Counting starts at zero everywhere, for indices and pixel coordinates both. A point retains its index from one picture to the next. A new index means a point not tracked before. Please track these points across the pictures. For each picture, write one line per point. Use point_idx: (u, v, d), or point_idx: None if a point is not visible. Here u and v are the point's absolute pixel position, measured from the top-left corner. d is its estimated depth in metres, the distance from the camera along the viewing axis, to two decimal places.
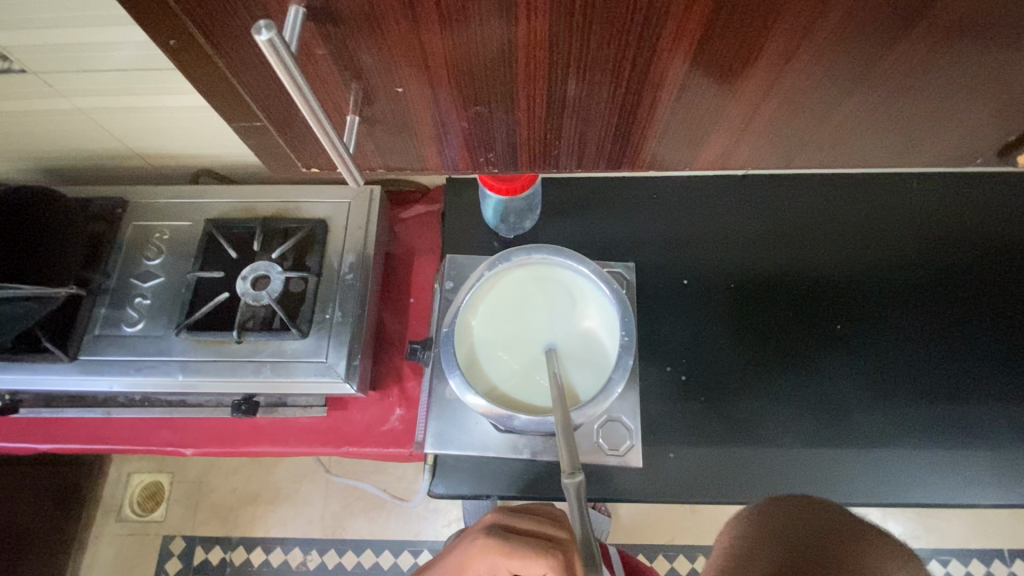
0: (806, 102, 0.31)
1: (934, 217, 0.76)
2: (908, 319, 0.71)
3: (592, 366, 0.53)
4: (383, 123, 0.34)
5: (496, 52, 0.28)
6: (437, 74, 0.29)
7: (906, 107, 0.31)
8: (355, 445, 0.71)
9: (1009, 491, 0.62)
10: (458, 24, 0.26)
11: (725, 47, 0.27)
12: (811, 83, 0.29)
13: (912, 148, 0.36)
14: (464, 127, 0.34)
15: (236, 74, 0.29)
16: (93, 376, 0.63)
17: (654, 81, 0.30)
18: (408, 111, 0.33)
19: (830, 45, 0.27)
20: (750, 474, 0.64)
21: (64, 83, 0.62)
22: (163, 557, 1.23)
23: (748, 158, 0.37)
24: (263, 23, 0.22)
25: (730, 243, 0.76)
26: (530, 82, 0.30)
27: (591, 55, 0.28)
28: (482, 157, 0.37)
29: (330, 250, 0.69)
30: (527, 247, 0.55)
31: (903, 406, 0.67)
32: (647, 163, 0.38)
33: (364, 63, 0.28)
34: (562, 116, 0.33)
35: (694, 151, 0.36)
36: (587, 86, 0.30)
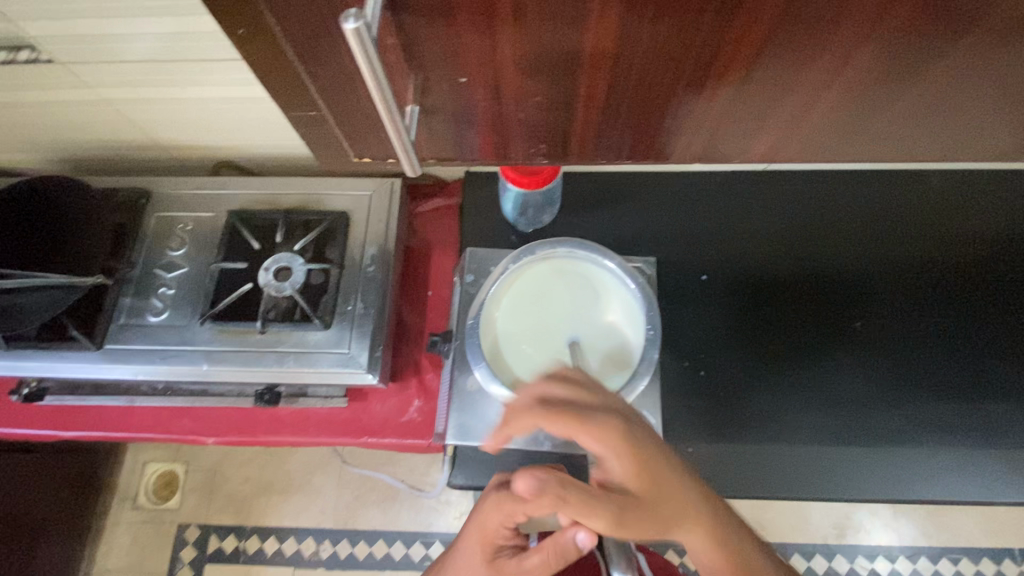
0: (859, 94, 0.31)
1: (957, 212, 0.75)
2: (931, 314, 0.71)
3: (617, 358, 0.53)
4: (437, 115, 0.34)
5: (564, 43, 0.28)
6: (501, 63, 0.29)
7: (952, 98, 0.32)
8: (375, 435, 0.72)
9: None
10: (531, 12, 0.26)
11: (793, 40, 0.27)
12: (873, 75, 0.30)
13: (950, 140, 0.36)
14: (519, 117, 0.34)
15: (302, 64, 0.30)
16: (118, 364, 0.64)
17: (716, 74, 0.30)
18: (466, 102, 0.33)
19: (897, 37, 0.27)
20: (771, 468, 0.65)
21: (91, 74, 0.62)
22: (178, 545, 1.24)
23: (788, 151, 0.37)
24: (351, 12, 0.22)
25: (749, 239, 0.76)
26: (592, 73, 0.30)
27: (658, 46, 0.28)
28: (529, 148, 0.38)
29: (351, 243, 0.70)
30: (552, 240, 0.56)
31: (927, 401, 0.67)
32: (695, 155, 0.38)
33: (430, 52, 0.29)
34: (618, 108, 0.33)
35: (735, 142, 0.36)
36: (646, 77, 0.30)
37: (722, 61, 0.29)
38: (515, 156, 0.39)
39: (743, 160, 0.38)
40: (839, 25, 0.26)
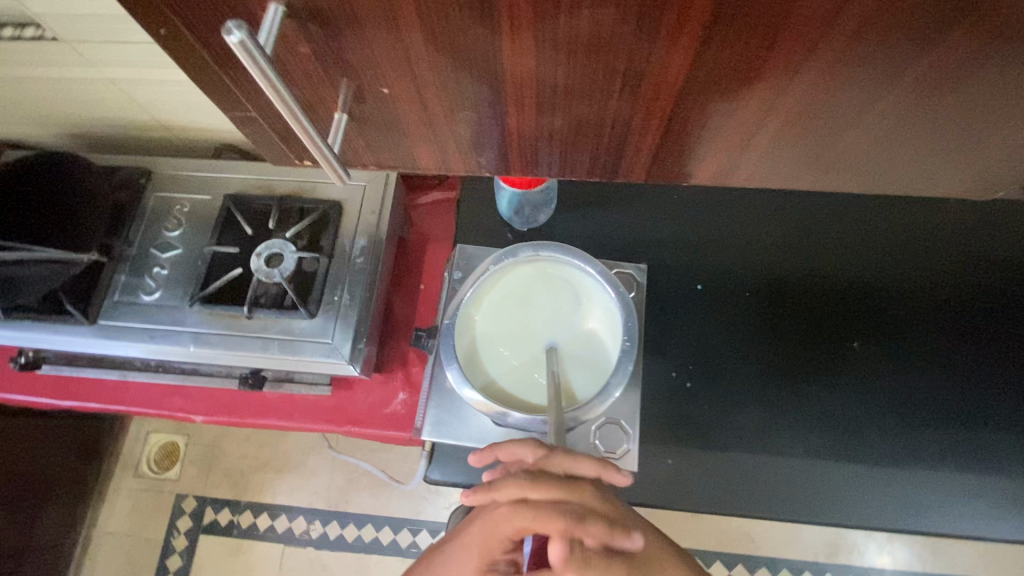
0: (811, 113, 0.30)
1: (973, 235, 0.72)
2: (932, 339, 0.68)
3: (592, 367, 0.52)
4: (369, 124, 0.36)
5: (485, 53, 0.28)
6: (420, 68, 0.30)
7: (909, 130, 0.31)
8: (358, 425, 0.73)
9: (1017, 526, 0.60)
10: (445, 21, 0.26)
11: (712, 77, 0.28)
12: (804, 113, 0.30)
13: (925, 162, 0.34)
14: (457, 122, 0.35)
15: (223, 69, 0.32)
16: (109, 340, 0.66)
17: (647, 100, 0.31)
18: (394, 113, 0.35)
19: (821, 77, 0.28)
20: (748, 485, 0.64)
21: (95, 54, 0.63)
22: (175, 514, 1.28)
23: (748, 165, 0.36)
24: (235, 25, 0.23)
25: (749, 250, 0.74)
26: (517, 88, 0.31)
27: (582, 63, 0.28)
28: (476, 151, 0.38)
29: (343, 233, 0.70)
30: (534, 243, 0.54)
31: (916, 428, 0.65)
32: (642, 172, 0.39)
33: (351, 63, 0.30)
34: (553, 126, 0.34)
35: (691, 152, 0.36)
36: (574, 94, 0.31)
37: (660, 82, 0.29)
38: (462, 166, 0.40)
39: (702, 169, 0.38)
40: (760, 68, 0.27)
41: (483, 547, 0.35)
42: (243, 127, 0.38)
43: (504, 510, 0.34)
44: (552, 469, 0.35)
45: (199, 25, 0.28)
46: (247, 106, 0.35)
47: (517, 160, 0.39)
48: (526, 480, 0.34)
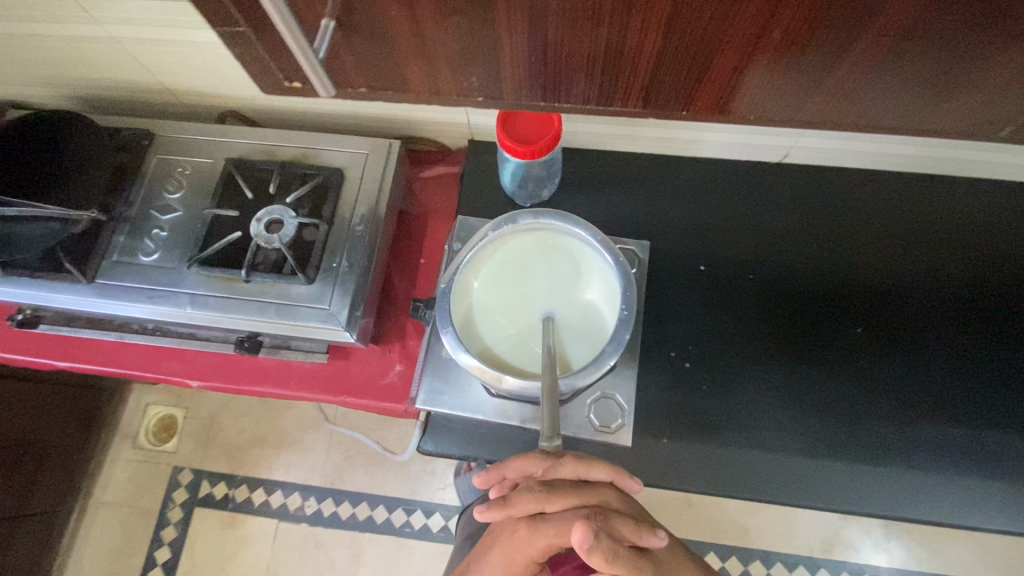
0: (817, 30, 0.29)
1: (982, 225, 0.71)
2: (937, 328, 0.67)
3: (587, 339, 0.52)
4: (358, 35, 0.33)
5: None
6: None
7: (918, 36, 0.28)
8: (354, 396, 0.73)
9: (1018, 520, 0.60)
10: None
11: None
12: (811, 16, 0.28)
13: (933, 104, 0.33)
14: (447, 39, 0.33)
15: None
16: (107, 299, 0.66)
17: (646, 14, 0.29)
18: (383, 24, 0.32)
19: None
20: (743, 468, 0.63)
21: (100, 10, 0.63)
22: (172, 486, 1.29)
23: (750, 101, 0.34)
24: None
25: (754, 234, 0.73)
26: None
27: None
28: (467, 82, 0.36)
29: (343, 201, 0.69)
30: (534, 210, 0.53)
31: (917, 417, 0.64)
32: (639, 99, 0.36)
33: None
34: (549, 40, 0.32)
35: (692, 84, 0.34)
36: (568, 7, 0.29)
37: None
38: (450, 92, 0.37)
39: (702, 108, 0.36)
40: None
41: (511, 558, 0.41)
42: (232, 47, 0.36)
43: (528, 527, 0.40)
44: (565, 479, 0.42)
45: None
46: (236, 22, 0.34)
47: (511, 95, 0.37)
48: (540, 495, 0.41)
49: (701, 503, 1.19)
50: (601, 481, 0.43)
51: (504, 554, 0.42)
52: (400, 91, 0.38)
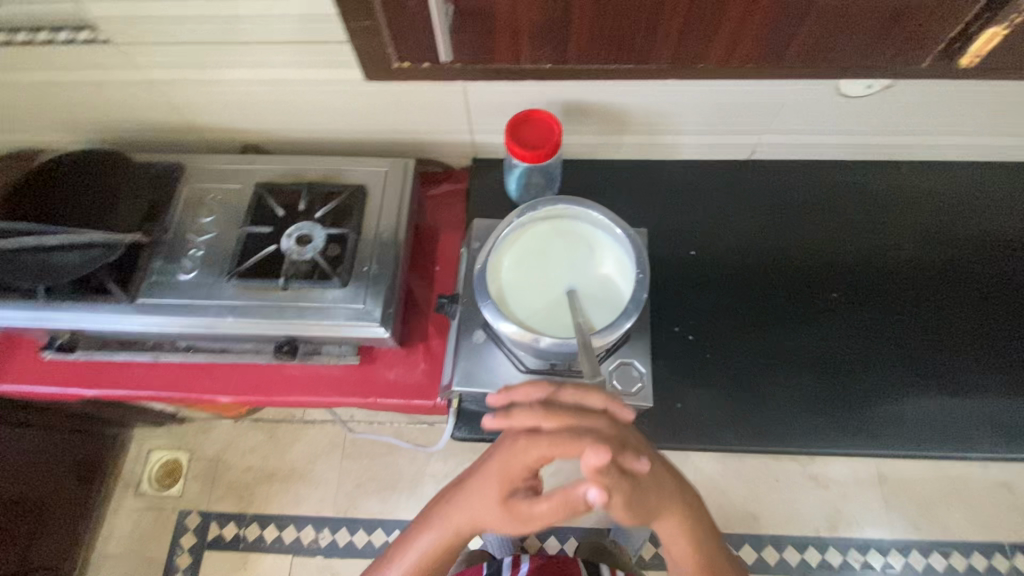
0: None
1: (923, 201, 0.83)
2: (897, 290, 0.79)
3: (609, 305, 0.58)
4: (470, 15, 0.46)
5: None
6: None
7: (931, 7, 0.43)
8: (384, 396, 0.76)
9: (986, 442, 0.70)
10: None
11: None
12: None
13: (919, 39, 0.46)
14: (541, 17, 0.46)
15: None
16: (149, 316, 0.70)
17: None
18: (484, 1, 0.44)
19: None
20: (748, 421, 0.72)
21: (142, 56, 0.70)
22: (178, 531, 1.26)
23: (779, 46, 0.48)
24: None
25: (735, 222, 0.83)
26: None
27: None
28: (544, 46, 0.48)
29: (367, 213, 0.76)
30: (552, 200, 0.62)
31: (891, 366, 0.74)
32: (673, 57, 0.49)
33: None
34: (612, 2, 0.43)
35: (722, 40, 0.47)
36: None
37: None
38: (531, 60, 0.50)
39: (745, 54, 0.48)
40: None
41: (506, 467, 0.47)
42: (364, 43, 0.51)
43: (525, 438, 0.46)
44: (562, 404, 0.47)
45: None
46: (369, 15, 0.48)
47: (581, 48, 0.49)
48: (540, 412, 0.46)
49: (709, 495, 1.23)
50: (597, 412, 0.48)
51: (501, 465, 0.47)
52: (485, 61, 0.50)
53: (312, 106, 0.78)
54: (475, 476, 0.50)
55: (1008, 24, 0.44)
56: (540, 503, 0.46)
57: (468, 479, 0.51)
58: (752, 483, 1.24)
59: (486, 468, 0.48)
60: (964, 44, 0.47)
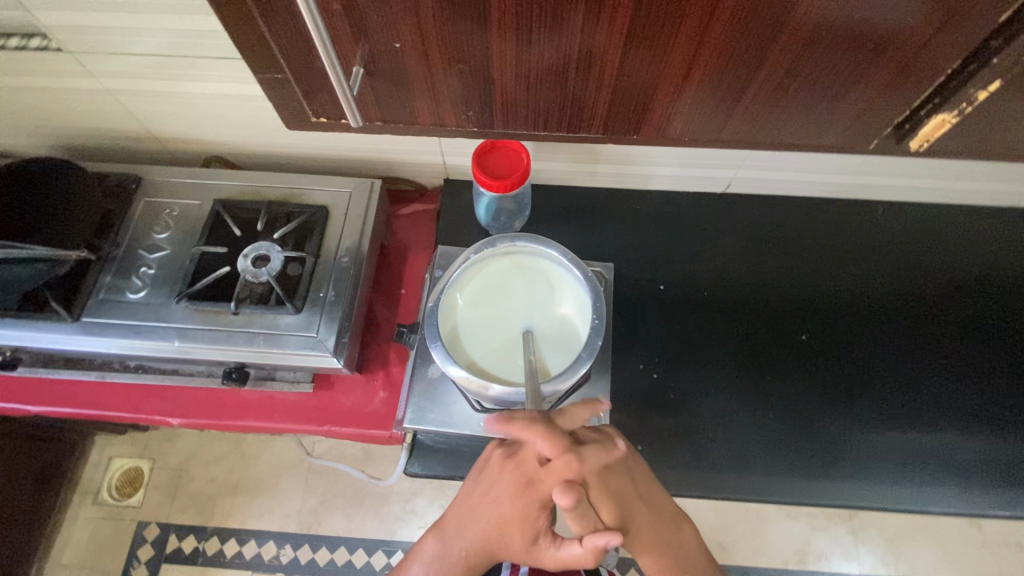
0: (795, 74, 0.35)
1: (896, 240, 0.82)
2: (869, 333, 0.77)
3: (564, 348, 0.56)
4: (379, 78, 0.38)
5: (479, 52, 0.36)
6: (426, 17, 0.33)
7: (899, 76, 0.35)
8: (339, 424, 0.74)
9: (945, 498, 0.68)
10: (455, 30, 0.34)
11: (653, 25, 0.33)
12: (725, 65, 0.35)
13: (874, 134, 0.41)
14: (450, 82, 0.39)
15: (267, 22, 0.34)
16: (93, 337, 0.67)
17: (636, 52, 0.35)
18: (404, 67, 0.37)
19: (732, 33, 0.33)
20: (710, 470, 0.69)
21: (95, 64, 0.67)
22: (136, 543, 1.22)
23: (747, 134, 0.42)
24: None
25: (705, 257, 0.82)
26: (500, 42, 0.35)
27: (553, 38, 0.34)
28: (466, 115, 0.42)
29: (328, 236, 0.74)
30: (511, 235, 0.60)
31: (860, 413, 0.72)
32: (601, 124, 0.42)
33: (370, 20, 0.33)
34: (525, 73, 0.37)
35: (668, 114, 0.41)
36: (550, 72, 0.37)
37: (634, 43, 0.34)
38: (452, 124, 0.43)
39: (703, 139, 0.43)
40: (684, 14, 0.32)
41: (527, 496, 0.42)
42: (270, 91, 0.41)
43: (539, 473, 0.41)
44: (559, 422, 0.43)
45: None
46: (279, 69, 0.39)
47: (500, 126, 0.43)
48: (538, 429, 0.42)
49: None
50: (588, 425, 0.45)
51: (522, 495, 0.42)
52: (412, 129, 0.44)
53: (278, 122, 0.75)
54: (484, 516, 0.45)
55: (958, 111, 0.36)
56: (565, 546, 0.41)
57: (478, 507, 0.46)
58: (722, 511, 1.23)
59: (502, 500, 0.44)
60: (910, 126, 0.39)
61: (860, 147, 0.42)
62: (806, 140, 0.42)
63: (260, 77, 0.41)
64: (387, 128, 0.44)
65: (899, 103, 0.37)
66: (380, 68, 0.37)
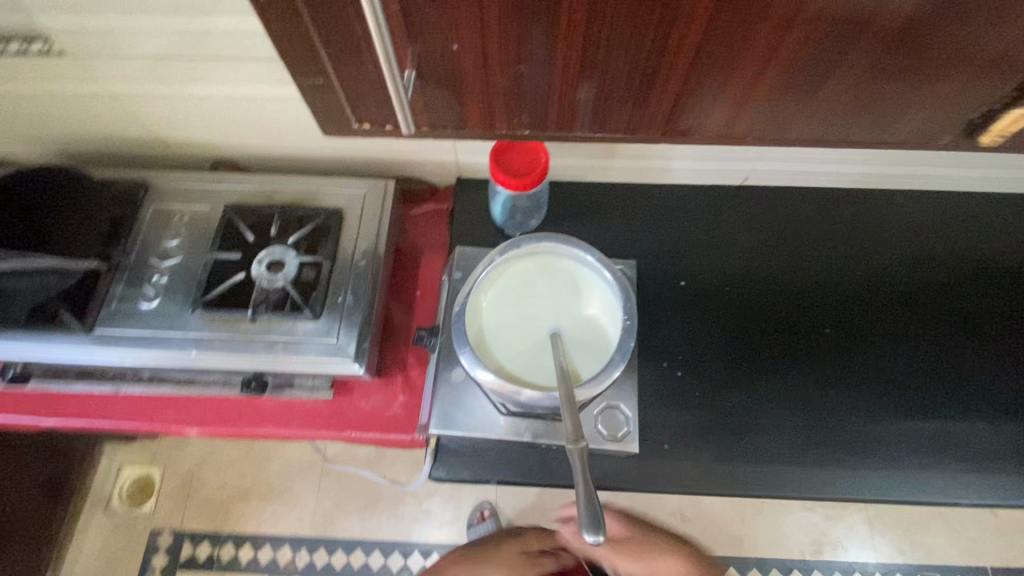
0: (876, 68, 0.34)
1: (921, 230, 0.81)
2: (898, 325, 0.76)
3: (594, 350, 0.55)
4: (433, 82, 0.37)
5: (540, 51, 0.34)
6: (490, 17, 0.32)
7: (989, 65, 0.33)
8: (360, 430, 0.73)
9: (977, 489, 0.67)
10: (516, 29, 0.32)
11: (731, 23, 0.31)
12: (800, 62, 0.34)
13: (937, 131, 0.39)
14: (506, 86, 0.37)
15: (318, 25, 0.32)
16: (107, 348, 0.65)
17: (710, 50, 0.33)
18: (458, 70, 0.36)
19: (815, 30, 0.31)
20: (739, 469, 0.68)
21: (99, 67, 0.65)
22: (150, 551, 1.21)
23: (802, 133, 0.40)
24: None
25: (725, 251, 0.81)
26: (565, 41, 0.33)
27: (620, 35, 0.32)
28: (517, 119, 0.40)
29: (344, 239, 0.72)
30: (537, 235, 0.59)
31: (893, 408, 0.71)
32: (659, 127, 0.41)
33: (429, 20, 0.32)
34: (588, 74, 0.36)
35: (724, 112, 0.39)
36: (611, 72, 0.35)
37: (710, 40, 0.32)
38: (503, 129, 0.42)
39: (758, 138, 0.41)
40: (766, 11, 0.30)
41: None
42: (310, 96, 0.38)
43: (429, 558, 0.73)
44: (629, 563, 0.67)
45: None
46: (319, 75, 0.36)
47: (550, 130, 0.41)
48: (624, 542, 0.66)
49: (695, 516, 1.22)
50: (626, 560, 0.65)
51: None
52: (461, 135, 0.42)
53: (289, 125, 0.74)
54: None
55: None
56: None
57: None
58: (738, 504, 1.23)
59: None
60: (982, 120, 0.37)
61: (926, 143, 0.40)
62: (866, 138, 0.41)
63: (302, 83, 0.37)
64: (434, 134, 0.42)
65: (977, 97, 0.35)
66: (436, 65, 0.35)
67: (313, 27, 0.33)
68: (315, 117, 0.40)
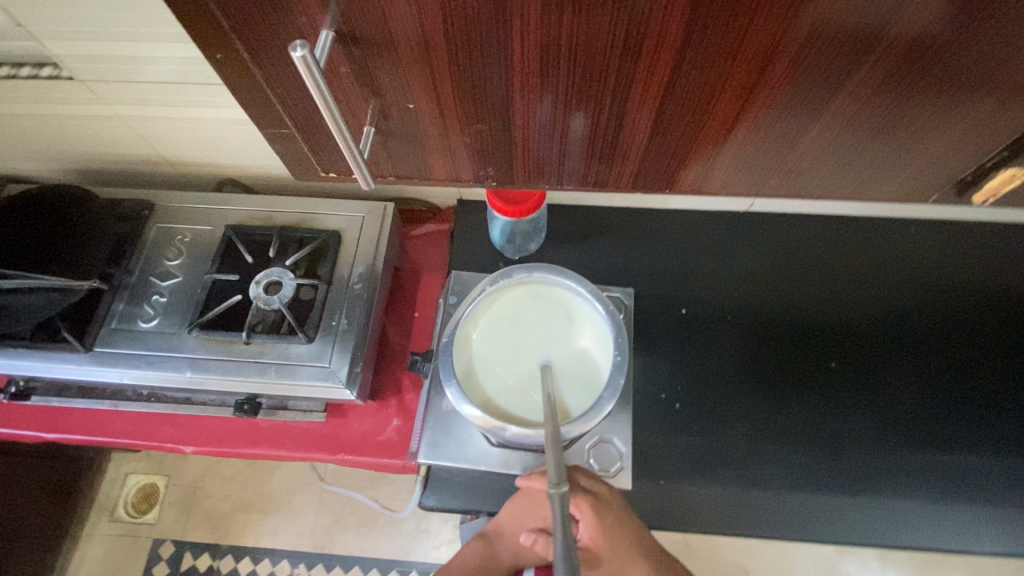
0: (857, 123, 0.32)
1: (932, 260, 0.78)
2: (905, 362, 0.73)
3: (583, 384, 0.54)
4: (393, 136, 0.37)
5: (500, 102, 0.33)
6: (442, 77, 0.31)
7: (988, 115, 0.30)
8: (352, 453, 0.72)
9: (988, 539, 0.63)
10: (470, 82, 0.32)
11: (695, 81, 0.30)
12: (773, 116, 0.32)
13: (930, 183, 0.37)
14: (467, 141, 0.37)
15: (270, 84, 0.33)
16: (105, 367, 0.66)
17: (674, 105, 0.32)
18: (418, 125, 0.36)
19: (783, 88, 0.30)
20: (741, 507, 0.66)
21: (108, 92, 0.66)
22: (151, 561, 1.22)
23: (783, 187, 0.39)
24: (298, 42, 0.26)
25: (730, 279, 0.79)
26: (526, 98, 0.32)
27: (577, 86, 0.31)
28: (482, 171, 0.40)
29: (341, 262, 0.72)
30: (528, 265, 0.58)
31: (898, 450, 0.68)
32: (629, 180, 0.40)
33: (382, 81, 0.32)
34: (553, 125, 0.35)
35: (694, 167, 0.38)
36: (578, 119, 0.34)
37: (675, 95, 0.31)
38: (470, 179, 0.41)
39: (734, 191, 0.40)
40: (729, 69, 0.29)
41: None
42: (277, 143, 0.39)
43: None
44: None
45: (260, 48, 0.30)
46: (287, 125, 0.37)
47: (521, 179, 0.41)
48: None
49: (699, 545, 1.19)
50: None
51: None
52: (429, 184, 0.42)
53: None
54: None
55: None
56: None
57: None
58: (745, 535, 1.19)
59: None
60: (974, 177, 0.35)
61: (916, 198, 0.38)
62: (859, 190, 0.39)
63: (268, 133, 0.38)
64: (402, 183, 0.42)
65: (968, 149, 0.33)
66: (391, 121, 0.36)
67: (268, 89, 0.34)
68: (283, 164, 0.41)
